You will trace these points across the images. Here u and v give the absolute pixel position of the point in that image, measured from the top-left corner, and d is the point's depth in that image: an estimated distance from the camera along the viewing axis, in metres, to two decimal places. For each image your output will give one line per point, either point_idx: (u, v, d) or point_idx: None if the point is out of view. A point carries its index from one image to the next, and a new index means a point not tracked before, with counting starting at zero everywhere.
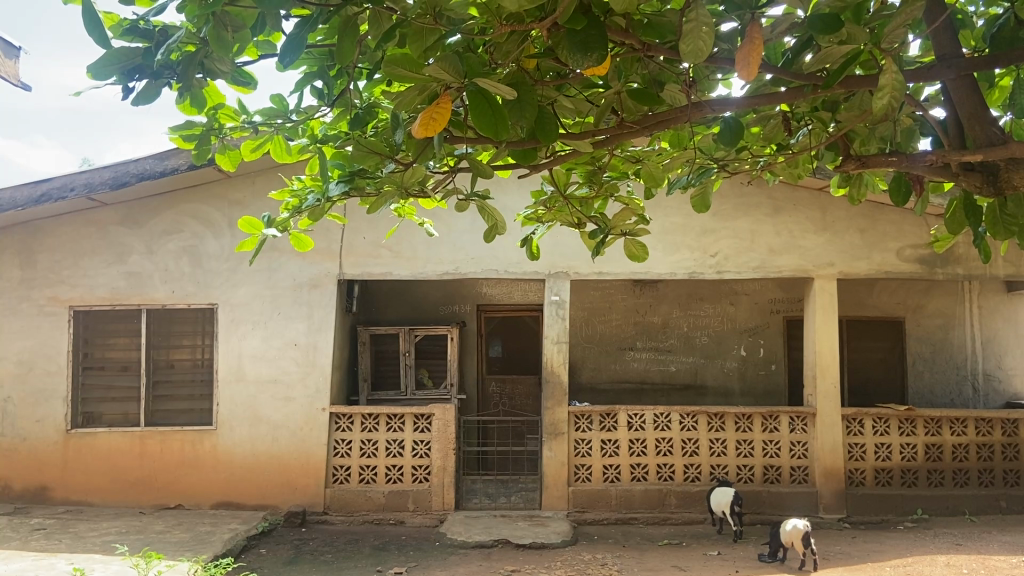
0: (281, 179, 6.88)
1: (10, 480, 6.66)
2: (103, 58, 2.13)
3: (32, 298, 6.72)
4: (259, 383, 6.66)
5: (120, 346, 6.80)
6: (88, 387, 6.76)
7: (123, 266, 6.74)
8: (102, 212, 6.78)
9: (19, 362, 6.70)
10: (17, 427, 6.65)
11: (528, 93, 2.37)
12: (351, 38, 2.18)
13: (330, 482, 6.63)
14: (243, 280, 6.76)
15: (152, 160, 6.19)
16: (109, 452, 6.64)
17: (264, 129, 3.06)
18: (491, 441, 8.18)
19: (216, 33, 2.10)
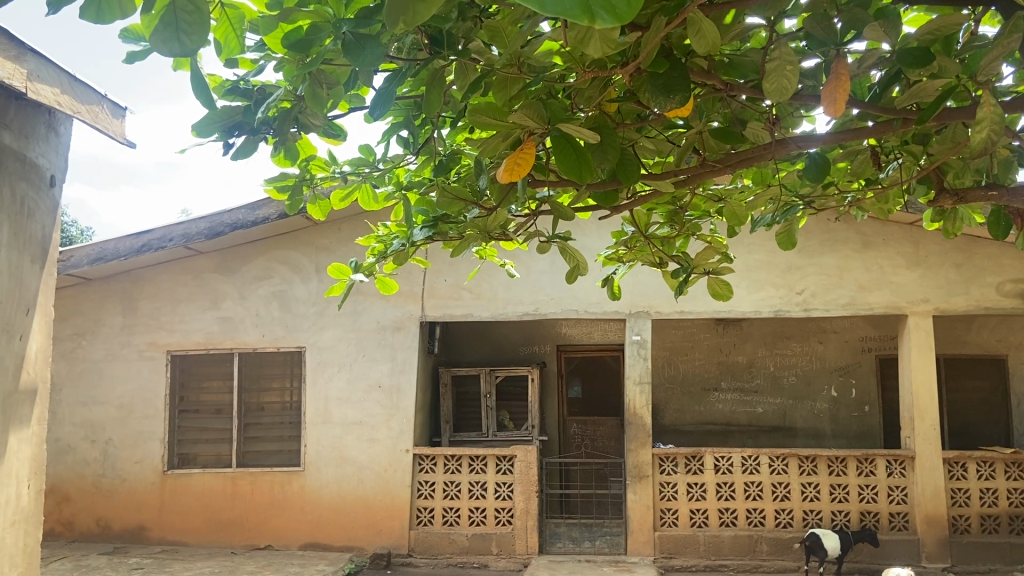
0: (366, 226, 7.09)
1: (110, 520, 6.91)
2: (207, 118, 2.25)
3: (133, 343, 7.05)
4: (345, 424, 6.78)
5: (214, 389, 7.05)
6: (184, 430, 7.01)
7: (217, 312, 7.03)
8: (198, 260, 7.11)
9: (120, 406, 7.00)
10: (117, 468, 6.94)
11: (610, 136, 2.39)
12: (438, 89, 2.26)
13: (414, 524, 6.65)
14: (329, 323, 6.94)
15: (244, 211, 6.44)
16: (204, 492, 6.84)
17: (352, 178, 3.17)
18: (574, 485, 8.09)
19: (312, 90, 2.21)
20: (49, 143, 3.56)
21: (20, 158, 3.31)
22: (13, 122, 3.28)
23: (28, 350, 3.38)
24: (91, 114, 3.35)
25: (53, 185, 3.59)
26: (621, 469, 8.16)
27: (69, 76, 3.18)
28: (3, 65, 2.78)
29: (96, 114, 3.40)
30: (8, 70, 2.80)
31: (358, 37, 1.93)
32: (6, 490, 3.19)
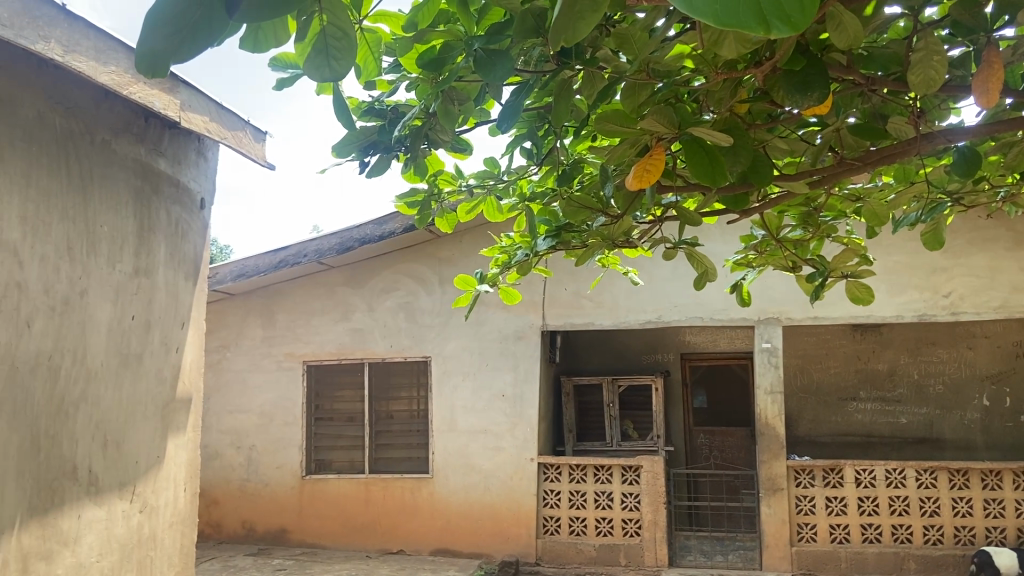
0: (488, 237, 7.20)
1: (254, 523, 7.29)
2: (345, 140, 2.36)
3: (272, 354, 7.43)
4: (471, 433, 6.89)
5: (347, 398, 7.32)
6: (319, 437, 7.31)
7: (348, 323, 7.30)
8: (331, 274, 7.43)
9: (261, 414, 7.38)
10: (259, 473, 7.31)
11: (743, 138, 2.30)
12: (566, 101, 2.21)
13: (542, 533, 6.66)
14: (453, 333, 7.08)
15: (372, 225, 6.67)
16: (339, 498, 7.11)
17: (477, 191, 3.23)
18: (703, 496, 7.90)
19: (444, 108, 2.27)
20: (199, 168, 3.81)
21: (174, 182, 3.56)
22: (168, 149, 3.53)
23: (184, 361, 3.62)
24: (236, 139, 3.57)
25: (203, 207, 3.84)
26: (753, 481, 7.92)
27: (218, 105, 3.39)
28: (160, 97, 2.99)
29: (240, 139, 3.61)
30: (164, 102, 3.02)
31: (489, 53, 1.94)
32: (166, 492, 3.42)
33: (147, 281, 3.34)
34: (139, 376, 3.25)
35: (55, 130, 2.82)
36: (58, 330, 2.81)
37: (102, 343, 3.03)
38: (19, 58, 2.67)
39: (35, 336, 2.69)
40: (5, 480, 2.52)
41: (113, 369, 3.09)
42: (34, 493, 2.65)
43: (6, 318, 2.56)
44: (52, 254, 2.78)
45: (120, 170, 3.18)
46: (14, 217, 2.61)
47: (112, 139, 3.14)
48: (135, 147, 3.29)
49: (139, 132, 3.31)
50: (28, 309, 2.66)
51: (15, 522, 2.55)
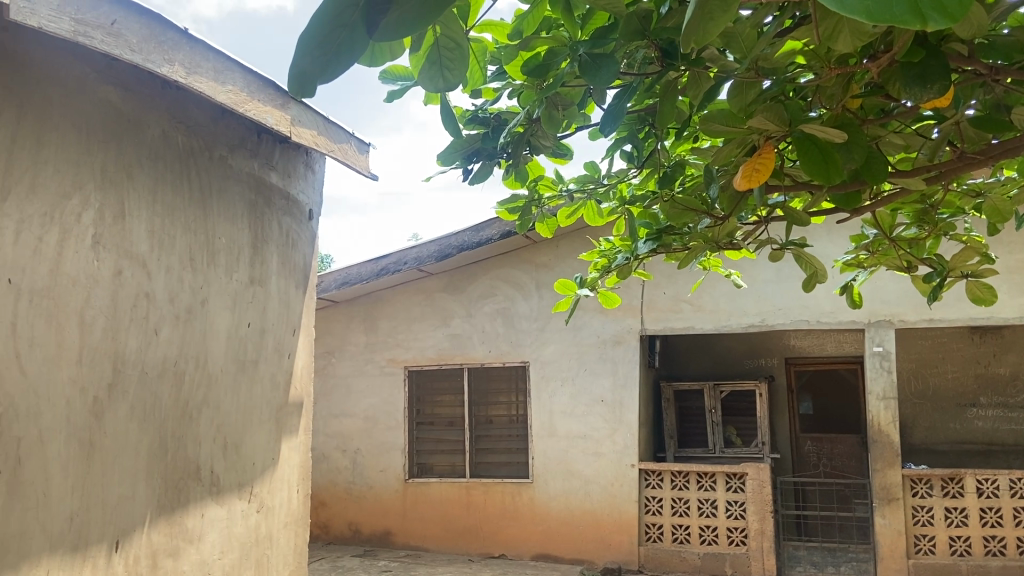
0: (585, 241, 7.19)
1: (360, 525, 7.50)
2: (450, 148, 2.39)
3: (375, 360, 7.64)
4: (570, 438, 6.89)
5: (447, 402, 7.42)
6: (421, 440, 7.45)
7: (447, 329, 7.43)
8: (430, 281, 7.59)
9: (366, 418, 7.59)
10: (365, 476, 7.53)
11: (857, 134, 2.19)
12: (671, 102, 2.22)
13: (644, 540, 6.59)
14: (550, 338, 7.09)
15: (469, 232, 6.76)
16: (441, 501, 7.23)
17: (578, 196, 3.23)
18: (811, 506, 7.64)
19: (548, 113, 2.27)
20: (308, 180, 3.96)
21: (285, 195, 3.70)
22: (279, 164, 3.68)
23: (295, 367, 3.75)
24: (342, 151, 3.69)
25: (311, 218, 3.99)
26: (864, 490, 7.60)
27: (325, 118, 3.51)
28: (273, 113, 3.12)
29: (345, 152, 3.73)
30: (276, 118, 3.14)
31: (594, 57, 1.92)
32: (280, 493, 3.55)
33: (261, 290, 3.49)
34: (255, 380, 3.40)
35: (178, 148, 2.98)
36: (183, 337, 2.96)
37: (222, 350, 3.18)
38: (146, 81, 2.83)
39: (162, 343, 2.85)
40: (136, 479, 2.67)
41: (232, 374, 3.24)
42: (163, 492, 2.80)
43: (137, 326, 2.72)
44: (176, 265, 2.94)
45: (236, 185, 3.33)
46: (143, 231, 2.78)
47: (229, 155, 3.29)
48: (249, 162, 3.44)
49: (252, 147, 3.46)
50: (155, 317, 2.82)
51: (145, 519, 2.70)
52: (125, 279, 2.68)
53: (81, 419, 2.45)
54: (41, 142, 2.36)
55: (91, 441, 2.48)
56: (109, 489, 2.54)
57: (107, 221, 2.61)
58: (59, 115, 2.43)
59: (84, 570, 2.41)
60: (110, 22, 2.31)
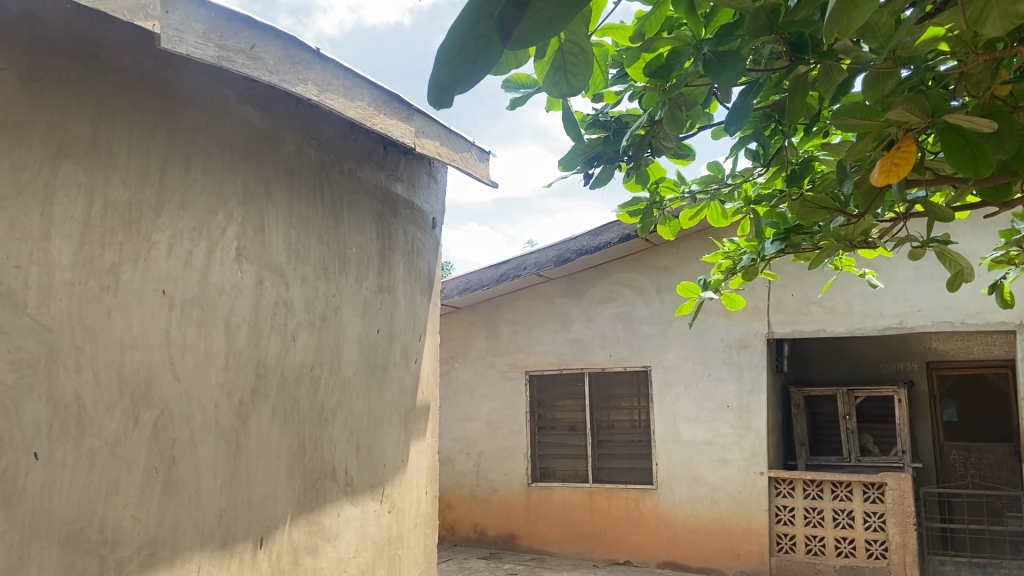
0: (707, 243, 7.05)
1: (485, 527, 7.61)
2: (571, 152, 2.39)
3: (497, 364, 7.74)
4: (695, 444, 6.76)
5: (568, 407, 7.42)
6: (543, 445, 7.49)
7: (567, 333, 7.44)
8: (550, 286, 7.64)
9: (488, 422, 7.71)
10: (488, 479, 7.64)
11: (1008, 123, 1.99)
12: (801, 97, 2.05)
13: (775, 551, 6.35)
14: (673, 342, 6.98)
15: (588, 236, 6.76)
16: (565, 506, 7.24)
17: (701, 197, 3.16)
18: (959, 519, 7.17)
19: (671, 114, 2.21)
20: (430, 189, 4.08)
21: (410, 204, 3.82)
22: (404, 174, 3.80)
23: (422, 371, 3.87)
24: (463, 160, 3.77)
25: (434, 226, 4.11)
26: (1019, 504, 7.05)
27: (447, 129, 3.60)
28: (398, 126, 3.23)
29: (467, 160, 3.81)
30: (401, 130, 3.25)
31: (719, 55, 1.84)
32: (410, 494, 3.66)
33: (389, 297, 3.61)
34: (385, 384, 3.52)
35: (311, 163, 3.13)
36: (318, 343, 3.10)
37: (354, 355, 3.31)
38: (281, 100, 2.98)
39: (300, 349, 2.99)
40: (278, 479, 2.82)
41: (364, 379, 3.37)
42: (302, 492, 2.94)
43: (277, 333, 2.87)
44: (311, 274, 3.09)
45: (365, 196, 3.47)
46: (280, 243, 2.93)
47: (358, 168, 3.43)
48: (376, 174, 3.57)
49: (379, 160, 3.59)
50: (293, 324, 2.96)
51: (287, 517, 2.84)
52: (266, 289, 2.84)
53: (228, 421, 2.61)
54: (189, 161, 2.53)
55: (237, 442, 2.64)
56: (254, 487, 2.70)
57: (249, 234, 2.77)
58: (204, 135, 2.59)
59: (232, 564, 2.57)
60: (250, 45, 2.43)
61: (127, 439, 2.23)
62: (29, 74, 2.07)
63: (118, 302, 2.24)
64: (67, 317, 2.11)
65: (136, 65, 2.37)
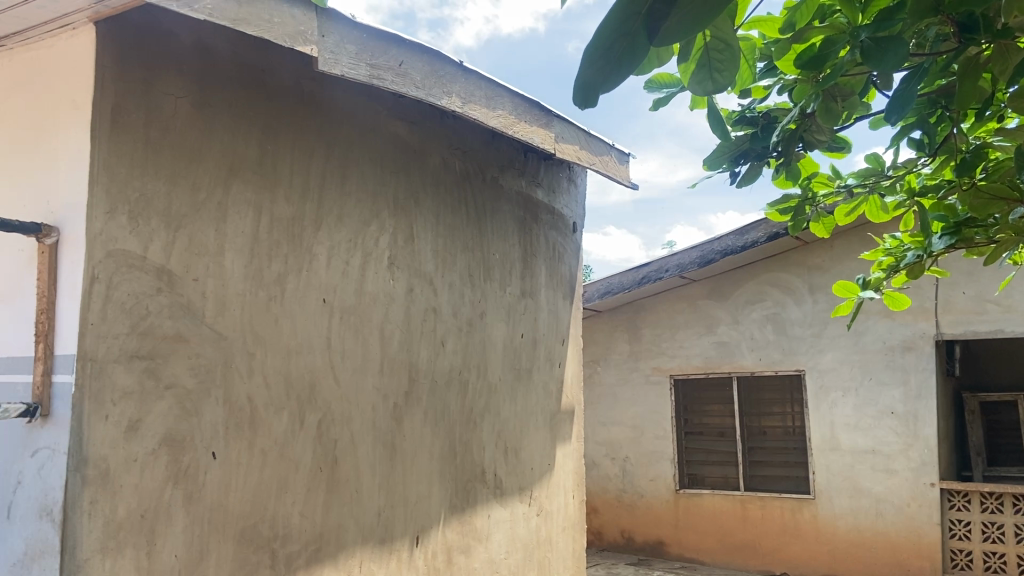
0: (864, 239, 6.69)
1: (633, 533, 7.53)
2: (716, 151, 2.27)
3: (640, 368, 7.63)
4: (857, 453, 6.42)
5: (716, 412, 7.22)
6: (690, 451, 7.32)
7: (713, 336, 7.24)
8: (693, 288, 7.47)
9: (633, 427, 7.61)
10: (634, 485, 7.54)
11: None
12: (974, 82, 1.77)
13: (950, 568, 5.92)
14: (829, 345, 6.66)
15: (734, 236, 6.55)
16: (715, 514, 7.05)
17: (858, 191, 2.98)
18: None
19: (825, 106, 2.06)
20: (570, 194, 4.10)
21: (550, 210, 3.86)
22: (545, 179, 3.84)
23: (566, 375, 3.90)
24: (603, 163, 3.76)
25: (575, 231, 4.13)
26: None
27: (587, 132, 3.60)
28: (538, 133, 3.26)
29: (606, 163, 3.80)
30: (541, 137, 3.28)
31: (879, 41, 1.62)
32: (557, 498, 3.70)
33: (532, 302, 3.66)
34: (530, 389, 3.57)
35: (456, 173, 3.22)
36: (466, 348, 3.19)
37: (500, 360, 3.37)
38: (427, 113, 3.08)
39: (449, 353, 3.08)
40: (432, 480, 2.91)
41: (510, 383, 3.43)
42: (454, 493, 3.03)
43: (427, 338, 2.97)
44: (458, 281, 3.18)
45: (507, 203, 3.53)
46: (429, 251, 3.03)
47: (500, 176, 3.50)
48: (517, 181, 3.62)
49: (520, 166, 3.64)
50: (441, 330, 3.06)
51: (440, 518, 2.94)
52: (416, 297, 2.94)
53: (385, 423, 2.73)
54: (344, 176, 2.66)
55: (393, 444, 2.75)
56: (409, 488, 2.80)
57: (400, 244, 2.88)
58: (357, 151, 2.72)
59: (391, 561, 2.68)
60: (399, 63, 2.47)
61: (295, 439, 2.37)
62: (202, 99, 2.17)
63: (284, 310, 2.39)
64: (240, 326, 2.24)
65: (296, 88, 2.50)
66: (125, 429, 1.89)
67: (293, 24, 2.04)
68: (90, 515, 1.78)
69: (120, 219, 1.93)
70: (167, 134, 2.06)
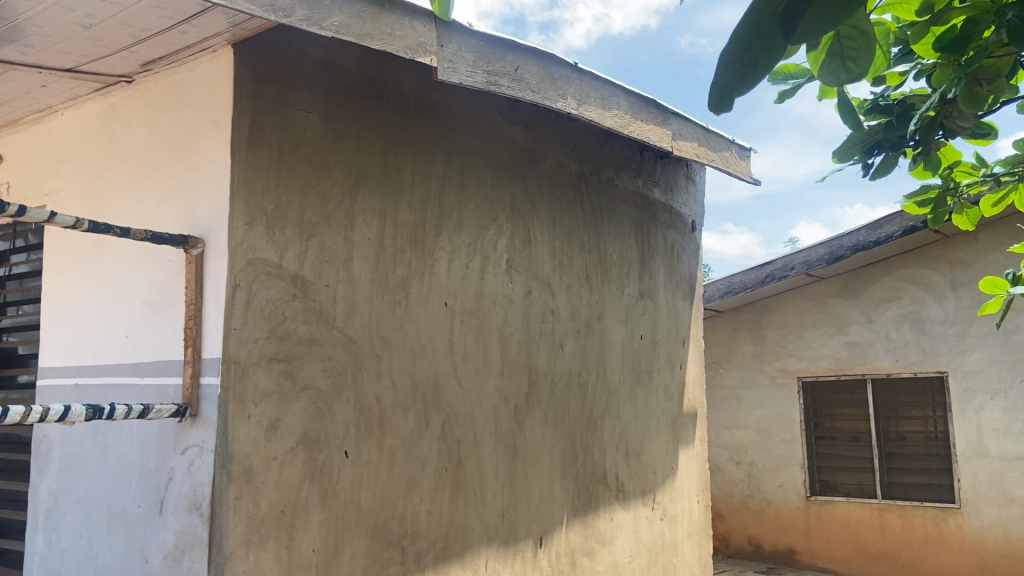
0: (1011, 231, 6.28)
1: (761, 540, 7.29)
2: (846, 142, 2.13)
3: (765, 370, 7.38)
4: (1007, 459, 6.05)
5: (849, 416, 6.88)
6: (821, 456, 7.01)
7: (844, 337, 6.93)
8: (822, 286, 7.17)
9: (759, 430, 7.36)
10: (762, 491, 7.29)
11: None
12: None
13: None
14: (974, 344, 6.28)
15: (865, 231, 6.24)
16: (850, 522, 6.74)
17: (1006, 179, 2.77)
18: None
19: (969, 90, 1.91)
20: (689, 192, 4.02)
21: (668, 209, 3.79)
22: (662, 178, 3.78)
23: (688, 377, 3.83)
24: (723, 160, 3.66)
25: (694, 229, 4.05)
26: None
27: (705, 128, 3.52)
28: (655, 131, 3.21)
29: (726, 160, 3.70)
30: (658, 135, 3.23)
31: None
32: (682, 502, 3.64)
33: (651, 303, 3.61)
34: (651, 391, 3.52)
35: (572, 175, 3.22)
36: (585, 350, 3.18)
37: (620, 362, 3.35)
38: (543, 116, 3.10)
39: (568, 355, 3.09)
40: (554, 482, 2.93)
41: (630, 385, 3.40)
42: (576, 495, 3.03)
43: (546, 340, 2.99)
44: (575, 283, 3.18)
45: (623, 203, 3.50)
46: (546, 253, 3.05)
47: (616, 176, 3.47)
48: (634, 181, 3.58)
49: (637, 166, 3.61)
50: (560, 332, 3.07)
51: (563, 519, 2.95)
52: (534, 299, 2.97)
53: (506, 424, 2.76)
54: (463, 182, 2.71)
55: (515, 445, 2.78)
56: (532, 489, 2.83)
57: (517, 246, 2.91)
58: (474, 156, 2.77)
59: (516, 562, 2.71)
60: (514, 68, 2.47)
61: (421, 439, 2.44)
62: (330, 113, 2.27)
63: (409, 314, 2.46)
64: (368, 330, 2.32)
65: (417, 97, 2.57)
66: (266, 428, 1.99)
67: (415, 36, 2.06)
68: (236, 510, 1.89)
69: (259, 229, 2.04)
70: (299, 147, 2.17)
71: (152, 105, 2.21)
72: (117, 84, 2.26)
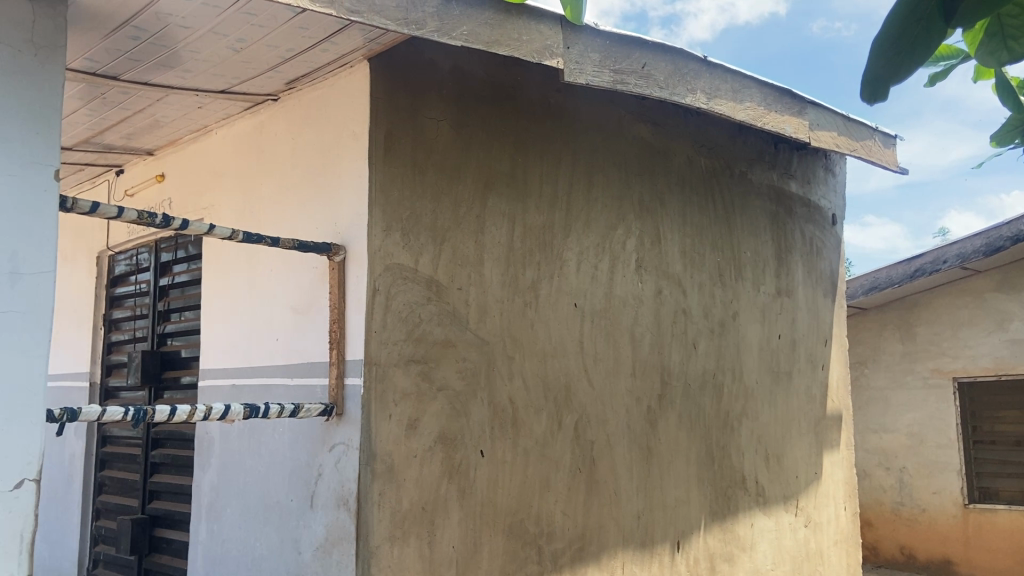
0: None
1: (914, 550, 6.83)
2: None
3: (916, 370, 6.92)
4: None
5: (1011, 419, 6.38)
6: (980, 462, 6.56)
7: (1006, 334, 6.46)
8: (978, 280, 6.70)
9: (910, 434, 6.90)
10: (915, 498, 6.84)
11: None
12: None
13: None
14: None
15: None
16: (1015, 533, 6.27)
17: None
18: None
19: None
20: (828, 184, 3.84)
21: (806, 203, 3.64)
22: (798, 171, 3.63)
23: (830, 379, 3.67)
24: (866, 149, 3.47)
25: (834, 223, 3.86)
26: None
27: (844, 117, 3.35)
28: (790, 122, 3.09)
29: (869, 149, 3.51)
30: (794, 126, 3.10)
31: None
32: (826, 509, 3.48)
33: (789, 301, 3.47)
34: (791, 393, 3.39)
35: (702, 171, 3.14)
36: (719, 350, 3.10)
37: (756, 363, 3.24)
38: (670, 112, 3.04)
39: (702, 355, 3.02)
40: (690, 485, 2.87)
41: (768, 386, 3.28)
42: (714, 499, 2.95)
43: (678, 341, 2.93)
44: (708, 281, 3.10)
45: (757, 198, 3.38)
46: (676, 252, 2.99)
47: (749, 170, 3.36)
48: (768, 175, 3.46)
49: (771, 159, 3.48)
50: (693, 332, 3.00)
51: (701, 524, 2.89)
52: (665, 298, 2.92)
53: (639, 426, 2.73)
54: (591, 183, 2.71)
55: (649, 447, 2.74)
56: (668, 492, 2.78)
57: (647, 246, 2.88)
58: (601, 156, 2.75)
59: (653, 565, 2.67)
60: (642, 65, 2.44)
61: (554, 440, 2.45)
62: (460, 120, 2.32)
63: (539, 315, 2.48)
64: (500, 331, 2.36)
65: (543, 100, 2.59)
66: (406, 427, 2.06)
67: (541, 39, 2.07)
68: (380, 505, 1.97)
69: (395, 236, 2.11)
70: (431, 154, 2.23)
71: (296, 121, 2.34)
72: (264, 102, 2.41)
